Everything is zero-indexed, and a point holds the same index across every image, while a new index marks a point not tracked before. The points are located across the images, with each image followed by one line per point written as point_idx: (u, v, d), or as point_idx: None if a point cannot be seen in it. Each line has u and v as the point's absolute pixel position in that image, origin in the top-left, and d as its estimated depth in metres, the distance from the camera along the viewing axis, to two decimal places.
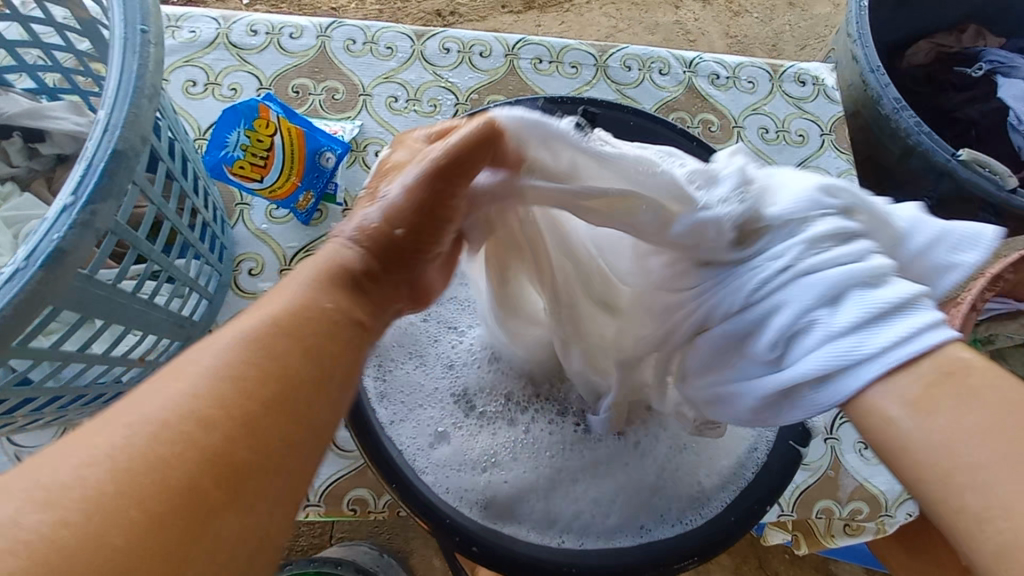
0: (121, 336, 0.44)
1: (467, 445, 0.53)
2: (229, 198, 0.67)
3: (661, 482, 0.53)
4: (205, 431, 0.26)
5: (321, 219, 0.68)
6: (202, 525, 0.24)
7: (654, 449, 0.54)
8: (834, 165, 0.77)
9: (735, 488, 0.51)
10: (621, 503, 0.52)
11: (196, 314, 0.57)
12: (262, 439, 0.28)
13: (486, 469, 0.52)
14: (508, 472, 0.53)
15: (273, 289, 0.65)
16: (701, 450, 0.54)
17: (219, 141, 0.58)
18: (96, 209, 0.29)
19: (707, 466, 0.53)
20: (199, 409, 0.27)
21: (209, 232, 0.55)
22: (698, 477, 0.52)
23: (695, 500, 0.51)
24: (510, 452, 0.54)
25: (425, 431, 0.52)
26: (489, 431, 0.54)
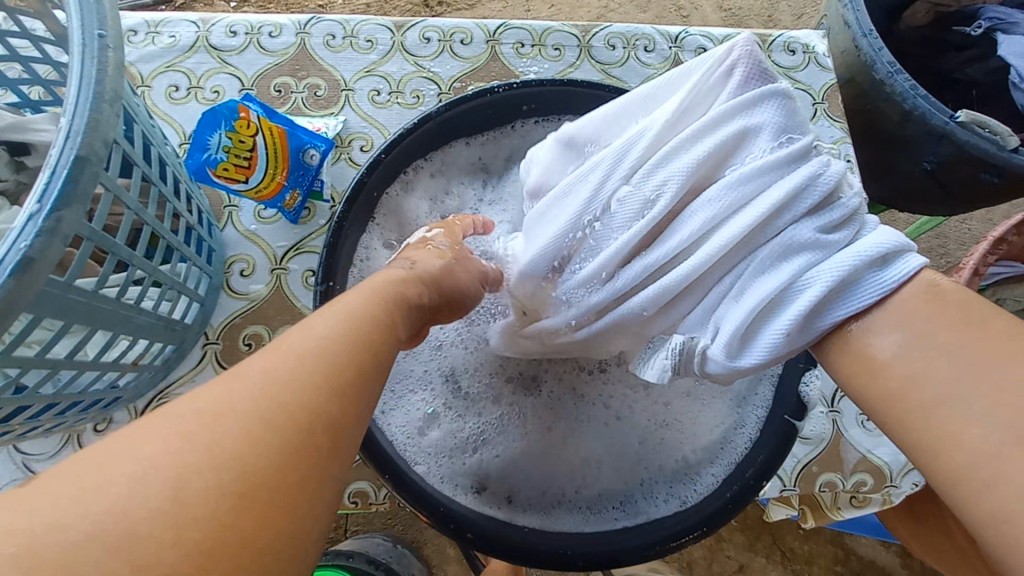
0: (111, 341, 0.45)
1: (457, 430, 0.53)
2: (217, 200, 0.67)
3: (648, 458, 0.55)
4: (268, 428, 0.27)
5: (309, 217, 0.68)
6: (296, 516, 0.26)
7: (634, 422, 0.56)
8: (828, 134, 0.76)
9: (723, 462, 0.51)
10: (611, 484, 0.53)
11: (186, 318, 0.57)
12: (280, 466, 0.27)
13: (476, 448, 0.54)
14: (496, 447, 0.54)
15: (265, 290, 0.65)
16: (683, 425, 0.55)
17: (201, 143, 0.59)
18: (62, 215, 0.30)
19: (692, 443, 0.54)
20: (274, 391, 0.29)
21: (193, 236, 0.55)
22: (683, 451, 0.54)
23: (682, 474, 0.52)
24: (498, 427, 0.55)
25: (416, 419, 0.53)
26: (474, 417, 0.55)
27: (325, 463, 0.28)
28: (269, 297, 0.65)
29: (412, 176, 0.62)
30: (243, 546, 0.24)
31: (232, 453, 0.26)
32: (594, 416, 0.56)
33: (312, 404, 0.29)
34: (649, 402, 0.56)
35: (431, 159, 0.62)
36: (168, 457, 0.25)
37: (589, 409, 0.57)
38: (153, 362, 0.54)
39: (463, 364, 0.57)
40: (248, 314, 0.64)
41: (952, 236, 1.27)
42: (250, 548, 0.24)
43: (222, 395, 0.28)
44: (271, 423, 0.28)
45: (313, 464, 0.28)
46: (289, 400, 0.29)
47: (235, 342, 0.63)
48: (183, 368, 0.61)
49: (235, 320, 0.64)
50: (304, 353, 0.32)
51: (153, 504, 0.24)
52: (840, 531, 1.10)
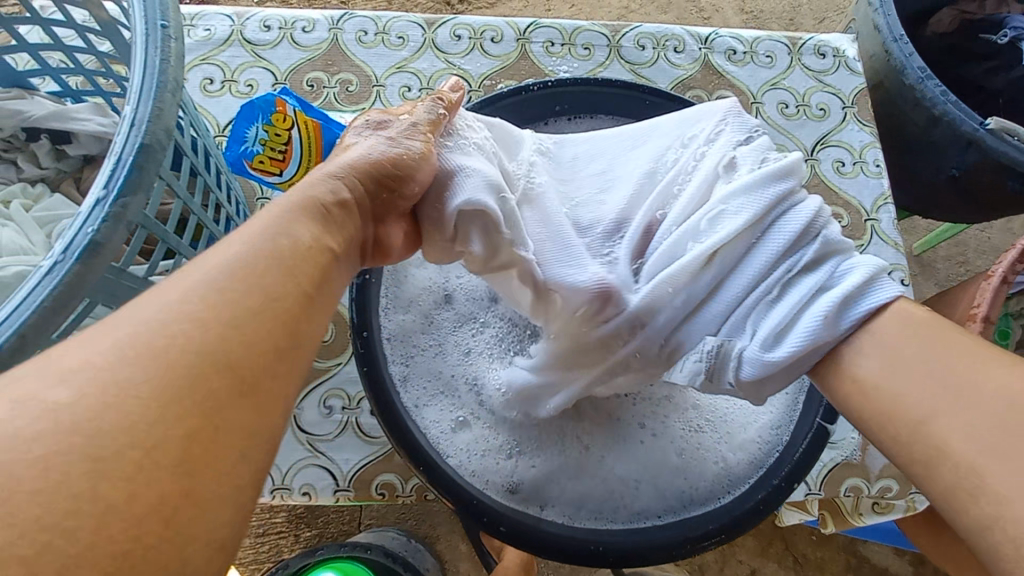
0: None
1: (489, 429, 0.53)
2: (250, 192, 0.68)
3: (686, 464, 0.52)
4: (201, 330, 0.28)
5: None
6: (232, 419, 0.27)
7: (672, 433, 0.54)
8: (857, 139, 0.76)
9: (761, 465, 0.50)
10: (649, 488, 0.51)
11: None
12: (218, 381, 0.28)
13: (514, 452, 0.52)
14: (537, 452, 0.52)
15: None
16: (722, 428, 0.53)
17: (239, 136, 0.60)
18: (127, 202, 0.30)
19: (728, 442, 0.53)
20: (211, 293, 0.30)
21: (233, 227, 0.56)
22: (721, 453, 0.52)
23: (721, 477, 0.51)
24: (538, 432, 0.53)
25: (449, 416, 0.52)
26: (503, 417, 0.53)
27: (274, 372, 0.30)
28: None
29: None
30: (168, 464, 0.25)
31: (158, 359, 0.27)
32: (631, 420, 0.54)
33: (247, 311, 0.30)
34: (683, 411, 0.54)
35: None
36: (105, 379, 0.25)
37: (629, 413, 0.54)
38: None
39: (488, 361, 0.55)
40: None
41: (972, 244, 1.26)
42: (199, 473, 0.26)
43: (151, 302, 0.29)
44: (207, 351, 0.28)
45: (255, 391, 0.29)
46: (223, 305, 0.30)
47: None
48: None
49: None
50: (234, 270, 0.31)
51: (84, 432, 0.24)
52: (853, 538, 1.10)
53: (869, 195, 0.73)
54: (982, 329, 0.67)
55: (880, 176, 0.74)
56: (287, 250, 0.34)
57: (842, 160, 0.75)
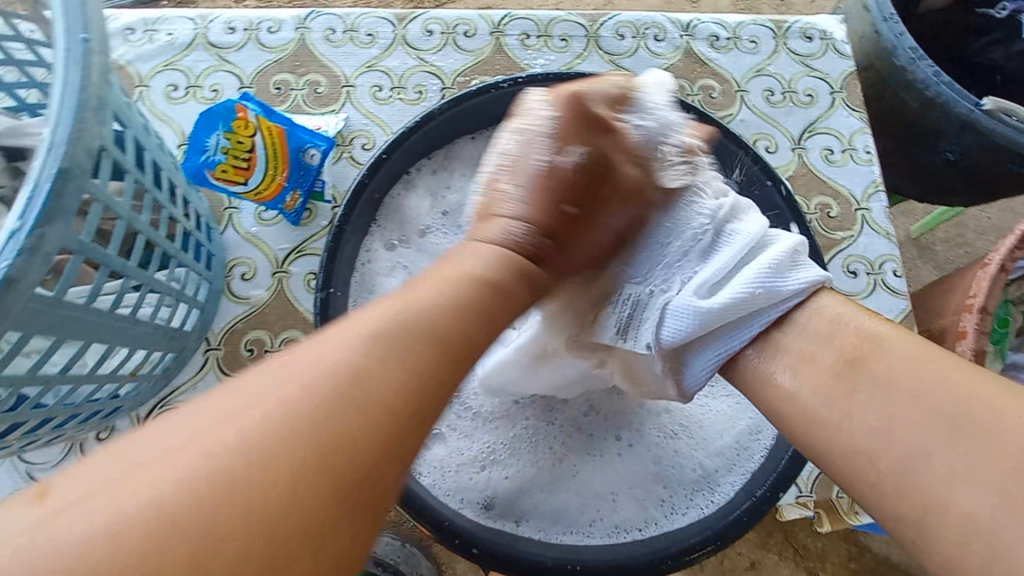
0: (107, 353, 0.44)
1: (463, 444, 0.52)
2: (217, 202, 0.66)
3: (663, 471, 0.51)
4: (264, 449, 0.27)
5: (310, 219, 0.67)
6: (281, 569, 0.25)
7: (647, 441, 0.53)
8: (846, 125, 0.73)
9: (740, 471, 0.49)
10: (627, 499, 0.50)
11: (185, 324, 0.56)
12: (282, 514, 0.26)
13: (486, 465, 0.51)
14: (509, 467, 0.51)
15: (266, 295, 0.64)
16: (696, 435, 0.53)
17: (199, 145, 0.57)
18: (45, 232, 0.28)
19: (704, 449, 0.52)
20: (286, 402, 0.29)
21: (192, 242, 0.54)
22: (697, 459, 0.51)
23: (700, 484, 0.50)
24: (512, 447, 0.52)
25: None
26: (477, 431, 0.52)
27: (354, 535, 0.27)
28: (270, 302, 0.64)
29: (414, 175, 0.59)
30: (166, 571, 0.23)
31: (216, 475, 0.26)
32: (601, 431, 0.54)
33: (332, 447, 0.28)
34: (658, 418, 0.53)
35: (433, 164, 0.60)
36: (166, 468, 0.26)
37: (596, 420, 0.54)
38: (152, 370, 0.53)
39: (464, 372, 0.54)
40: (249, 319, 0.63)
41: (971, 225, 1.23)
42: (298, 544, 0.26)
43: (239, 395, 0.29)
44: (328, 427, 0.28)
45: (330, 548, 0.26)
46: (311, 429, 0.28)
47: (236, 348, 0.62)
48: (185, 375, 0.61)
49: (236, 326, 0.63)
50: (378, 339, 0.32)
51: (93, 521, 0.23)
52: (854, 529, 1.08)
53: (859, 183, 0.71)
54: (980, 320, 0.65)
55: (871, 163, 0.72)
56: (454, 343, 0.34)
57: (831, 147, 0.72)
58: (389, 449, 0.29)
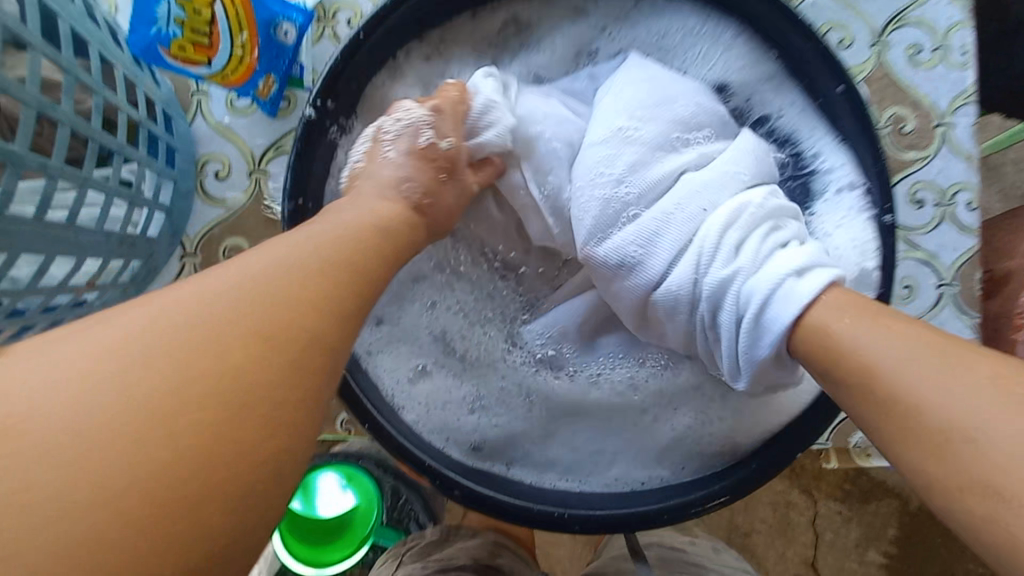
0: (44, 264, 0.38)
1: (457, 384, 0.47)
2: (182, 86, 0.57)
3: (687, 433, 0.46)
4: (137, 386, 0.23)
5: (288, 110, 0.58)
6: (155, 522, 0.22)
7: (685, 404, 0.46)
8: (944, 15, 0.58)
9: (764, 429, 0.44)
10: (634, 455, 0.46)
11: (150, 230, 0.50)
12: (152, 466, 0.22)
13: (477, 409, 0.47)
14: (504, 413, 0.47)
15: (242, 197, 0.57)
16: (743, 404, 0.45)
17: (147, 16, 0.48)
18: None
19: (750, 422, 0.44)
20: (163, 332, 0.24)
21: (146, 133, 0.47)
22: (728, 422, 0.45)
23: (723, 444, 0.44)
24: (521, 401, 0.47)
25: (410, 366, 0.46)
26: (475, 370, 0.47)
27: (233, 494, 0.23)
28: (247, 206, 0.57)
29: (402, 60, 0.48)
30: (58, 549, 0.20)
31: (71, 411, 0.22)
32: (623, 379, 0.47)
33: (224, 385, 0.24)
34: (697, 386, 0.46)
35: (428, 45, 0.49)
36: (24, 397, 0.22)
37: (640, 387, 0.46)
38: (118, 279, 0.49)
39: (470, 320, 0.48)
40: (227, 224, 0.57)
41: None
42: (186, 521, 0.22)
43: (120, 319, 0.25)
44: (193, 364, 0.24)
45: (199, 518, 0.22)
46: (186, 359, 0.24)
47: (214, 256, 0.57)
48: (161, 283, 0.56)
49: (213, 231, 0.57)
50: (288, 266, 0.28)
51: None
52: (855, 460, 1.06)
53: (946, 92, 0.58)
54: None
55: (966, 66, 0.58)
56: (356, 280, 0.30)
57: (919, 44, 0.58)
58: (290, 412, 0.25)
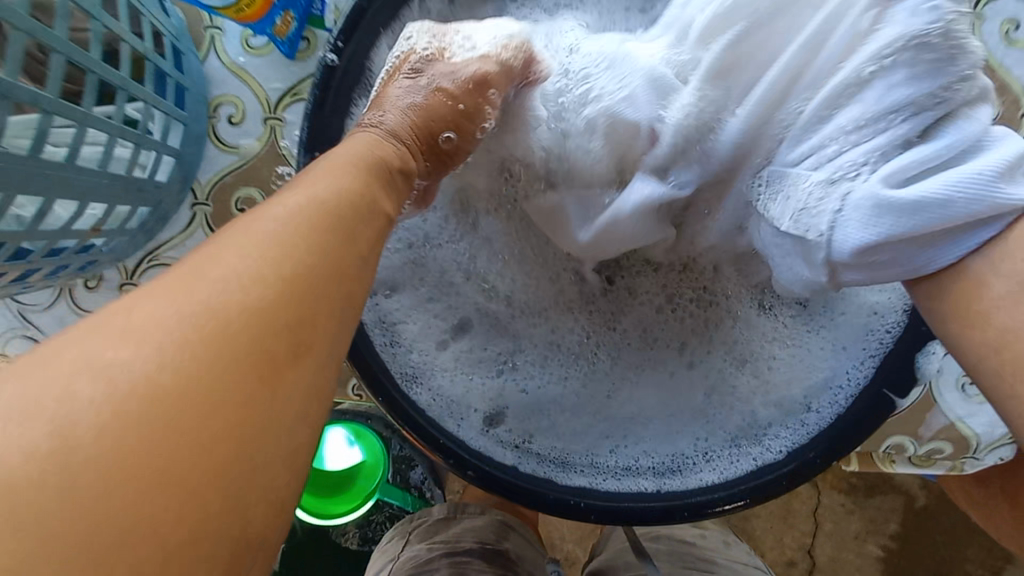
0: (44, 209, 0.36)
1: (478, 364, 0.47)
2: (194, 19, 0.53)
3: (711, 405, 0.46)
4: (115, 377, 0.22)
5: (309, 50, 0.54)
6: (122, 538, 0.20)
7: (708, 366, 0.47)
8: None
9: (799, 426, 0.42)
10: (657, 427, 0.46)
11: (158, 176, 0.47)
12: (130, 462, 0.21)
13: (499, 378, 0.47)
14: (527, 384, 0.47)
15: (257, 144, 0.54)
16: (763, 379, 0.46)
17: None
18: None
19: (767, 394, 0.45)
20: (161, 324, 0.23)
21: (153, 68, 0.43)
22: (751, 406, 0.45)
23: (749, 432, 0.44)
24: (542, 366, 0.48)
25: (433, 336, 0.47)
26: (484, 343, 0.48)
27: (210, 505, 0.22)
28: (262, 154, 0.54)
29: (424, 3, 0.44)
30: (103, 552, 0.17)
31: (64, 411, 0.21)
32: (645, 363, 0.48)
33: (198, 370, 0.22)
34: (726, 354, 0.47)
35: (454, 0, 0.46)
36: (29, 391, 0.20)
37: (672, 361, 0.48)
38: (124, 226, 0.46)
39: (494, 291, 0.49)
40: (239, 173, 0.54)
41: None
42: (154, 534, 0.20)
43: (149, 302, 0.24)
44: (169, 357, 0.22)
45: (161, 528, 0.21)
46: (163, 347, 0.22)
47: (226, 206, 0.54)
48: (171, 231, 0.54)
49: (225, 179, 0.54)
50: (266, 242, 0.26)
51: None
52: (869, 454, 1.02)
53: None
54: None
55: None
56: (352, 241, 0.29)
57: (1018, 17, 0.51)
58: (254, 409, 0.23)
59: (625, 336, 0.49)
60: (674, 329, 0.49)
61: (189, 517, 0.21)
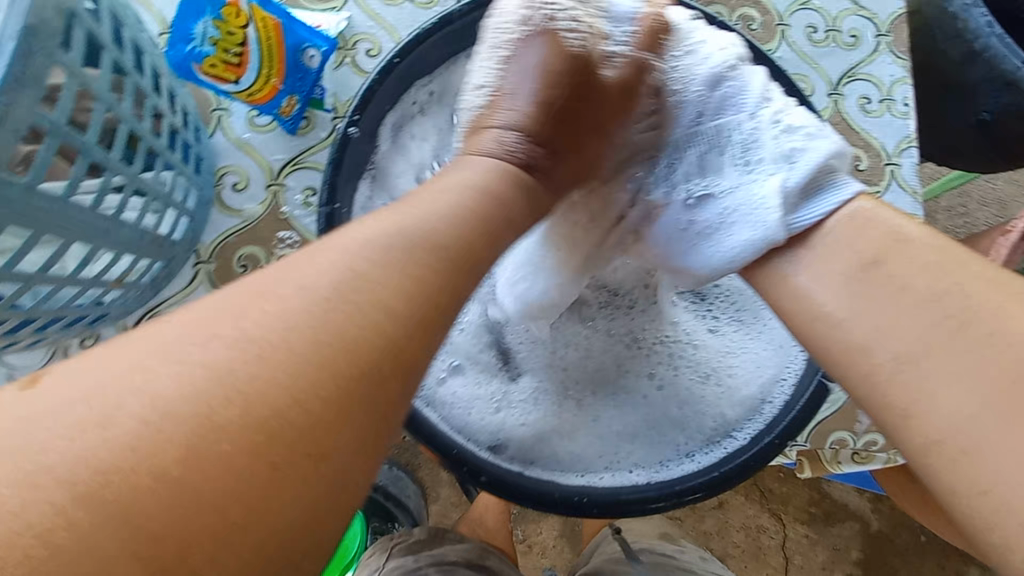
0: (89, 257, 0.40)
1: (478, 391, 0.52)
2: (204, 102, 0.60)
3: (685, 417, 0.52)
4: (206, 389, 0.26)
5: (309, 128, 0.61)
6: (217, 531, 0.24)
7: (677, 383, 0.53)
8: (887, 72, 0.68)
9: (759, 418, 0.49)
10: (641, 441, 0.51)
11: (175, 234, 0.52)
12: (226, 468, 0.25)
13: (502, 407, 0.52)
14: (524, 414, 0.52)
15: (259, 208, 0.59)
16: (724, 383, 0.53)
17: (183, 33, 0.51)
18: (11, 100, 0.24)
19: (729, 396, 0.52)
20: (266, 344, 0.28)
21: (181, 140, 0.49)
22: (719, 407, 0.52)
23: (719, 431, 0.50)
24: (536, 397, 0.53)
25: (439, 371, 0.52)
26: (486, 376, 0.53)
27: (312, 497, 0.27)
28: (264, 216, 0.59)
29: (414, 92, 0.53)
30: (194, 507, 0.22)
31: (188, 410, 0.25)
32: (625, 380, 0.54)
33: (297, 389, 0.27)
34: (690, 364, 0.54)
35: (430, 86, 0.54)
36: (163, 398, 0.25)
37: (645, 377, 0.54)
38: (139, 280, 0.49)
39: (489, 325, 0.55)
40: (242, 234, 0.59)
41: (976, 195, 1.12)
42: (250, 511, 0.25)
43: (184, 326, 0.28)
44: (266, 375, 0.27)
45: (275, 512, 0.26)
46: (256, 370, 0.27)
47: (228, 263, 0.58)
48: (172, 289, 0.57)
49: (228, 240, 0.59)
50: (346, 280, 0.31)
51: None
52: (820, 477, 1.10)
53: (892, 137, 0.67)
54: None
55: (908, 116, 0.68)
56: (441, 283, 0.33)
57: (868, 96, 0.67)
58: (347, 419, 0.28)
59: (606, 360, 0.54)
60: (646, 350, 0.55)
61: (273, 508, 0.26)
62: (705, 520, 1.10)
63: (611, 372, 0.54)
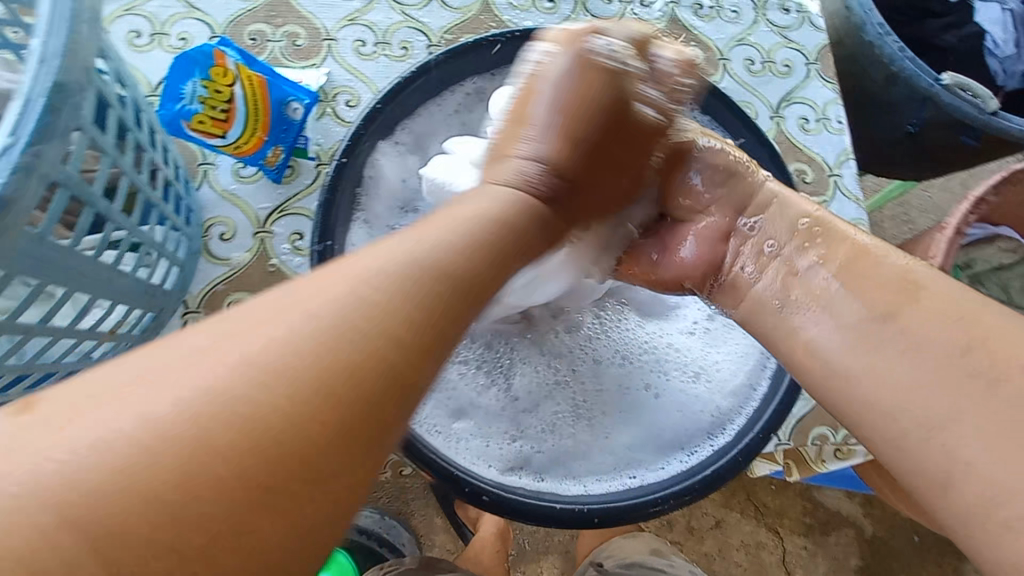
0: (86, 307, 0.41)
1: (483, 425, 0.53)
2: (190, 157, 0.62)
3: (684, 420, 0.54)
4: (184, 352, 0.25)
5: (293, 176, 0.64)
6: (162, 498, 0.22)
7: (672, 390, 0.56)
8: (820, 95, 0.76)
9: (749, 413, 0.52)
10: (644, 448, 0.53)
11: (166, 283, 0.53)
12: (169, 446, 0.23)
13: (506, 432, 0.53)
14: (531, 437, 0.53)
15: (247, 256, 0.61)
16: (714, 381, 0.56)
17: (173, 93, 0.53)
18: (40, 151, 0.27)
19: (722, 391, 0.55)
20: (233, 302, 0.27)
21: (172, 192, 0.51)
22: (715, 403, 0.54)
23: (715, 425, 0.53)
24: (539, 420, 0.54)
25: (440, 402, 0.52)
26: (489, 402, 0.54)
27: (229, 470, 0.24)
28: (251, 263, 0.61)
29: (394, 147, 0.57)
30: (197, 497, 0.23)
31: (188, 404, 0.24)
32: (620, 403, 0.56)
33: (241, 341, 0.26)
34: (683, 371, 0.56)
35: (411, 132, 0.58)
36: None
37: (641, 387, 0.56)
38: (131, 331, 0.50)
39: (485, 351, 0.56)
40: (230, 282, 0.60)
41: (915, 203, 1.22)
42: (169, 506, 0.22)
43: None
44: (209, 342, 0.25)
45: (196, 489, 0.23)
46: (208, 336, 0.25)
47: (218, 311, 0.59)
48: None
49: (217, 288, 0.60)
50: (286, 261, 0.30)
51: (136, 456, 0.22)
52: (811, 485, 1.12)
53: (832, 151, 0.74)
54: None
55: (842, 132, 0.75)
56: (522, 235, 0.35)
57: (806, 117, 0.75)
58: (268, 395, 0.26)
59: (602, 375, 0.57)
60: (638, 362, 0.57)
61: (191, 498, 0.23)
62: (705, 541, 1.09)
63: (608, 386, 0.56)
